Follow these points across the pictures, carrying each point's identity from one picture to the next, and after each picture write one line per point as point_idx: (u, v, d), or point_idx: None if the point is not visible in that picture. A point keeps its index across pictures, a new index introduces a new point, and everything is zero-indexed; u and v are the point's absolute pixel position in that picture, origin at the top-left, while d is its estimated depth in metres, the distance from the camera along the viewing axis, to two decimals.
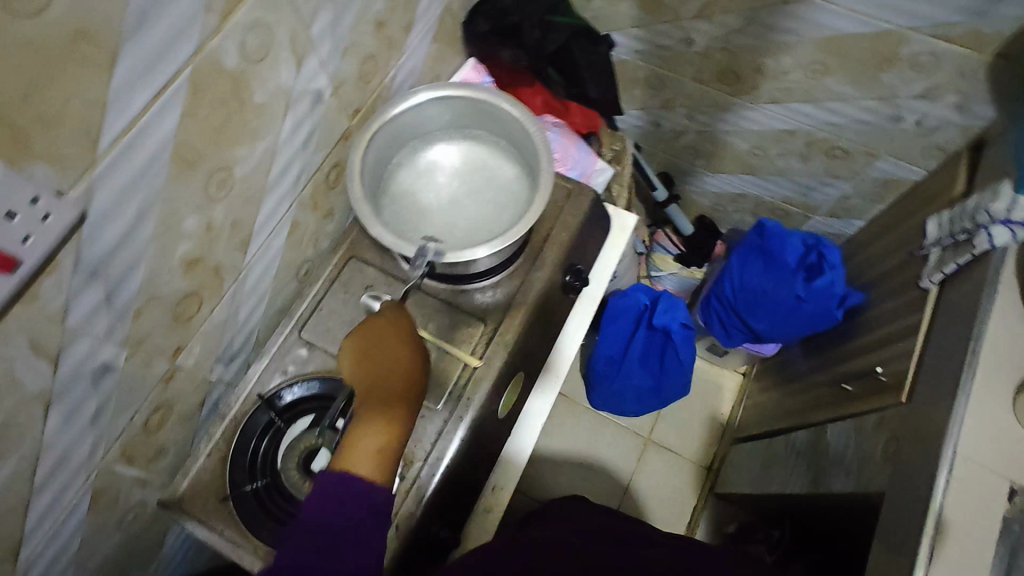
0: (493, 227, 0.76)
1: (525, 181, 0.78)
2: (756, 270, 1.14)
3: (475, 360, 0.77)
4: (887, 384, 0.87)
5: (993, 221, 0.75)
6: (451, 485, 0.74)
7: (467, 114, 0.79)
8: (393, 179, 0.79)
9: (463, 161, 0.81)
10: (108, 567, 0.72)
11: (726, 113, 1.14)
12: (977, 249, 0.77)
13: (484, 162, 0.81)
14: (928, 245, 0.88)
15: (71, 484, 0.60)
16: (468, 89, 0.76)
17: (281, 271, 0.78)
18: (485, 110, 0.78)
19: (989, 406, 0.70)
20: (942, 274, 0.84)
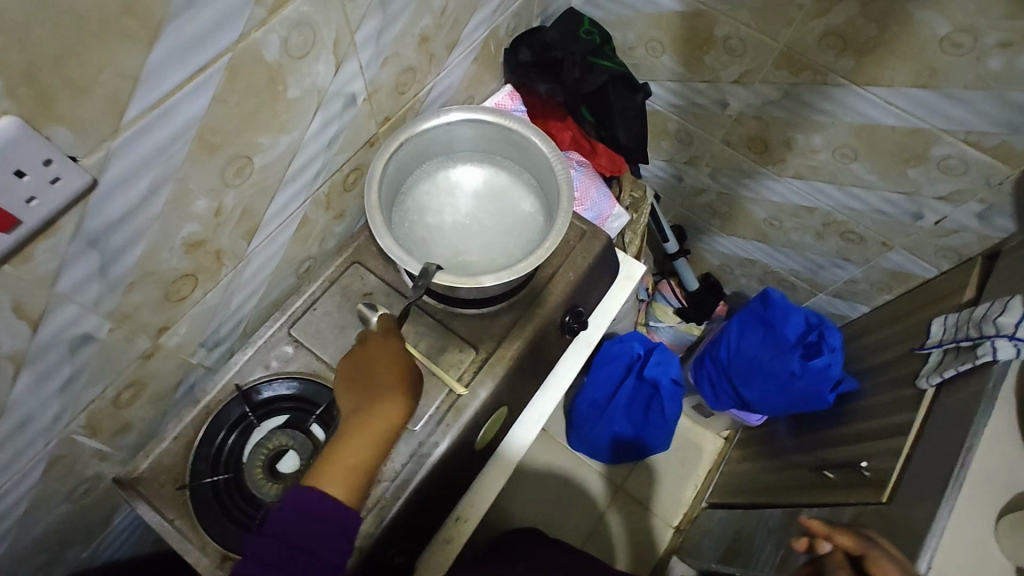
0: (501, 258, 0.75)
1: (542, 217, 0.78)
2: (755, 339, 1.13)
3: (460, 388, 0.76)
4: (869, 479, 0.85)
5: (1000, 333, 0.73)
6: (414, 512, 0.72)
7: (496, 140, 0.79)
8: (411, 192, 0.78)
9: (483, 186, 0.80)
10: (49, 538, 0.70)
11: (749, 180, 1.15)
12: (979, 359, 0.75)
13: (504, 191, 0.80)
14: (931, 344, 0.86)
15: (28, 449, 0.58)
16: (501, 117, 0.76)
17: (282, 264, 0.77)
18: (514, 139, 0.77)
19: (969, 523, 0.69)
20: (940, 377, 0.81)
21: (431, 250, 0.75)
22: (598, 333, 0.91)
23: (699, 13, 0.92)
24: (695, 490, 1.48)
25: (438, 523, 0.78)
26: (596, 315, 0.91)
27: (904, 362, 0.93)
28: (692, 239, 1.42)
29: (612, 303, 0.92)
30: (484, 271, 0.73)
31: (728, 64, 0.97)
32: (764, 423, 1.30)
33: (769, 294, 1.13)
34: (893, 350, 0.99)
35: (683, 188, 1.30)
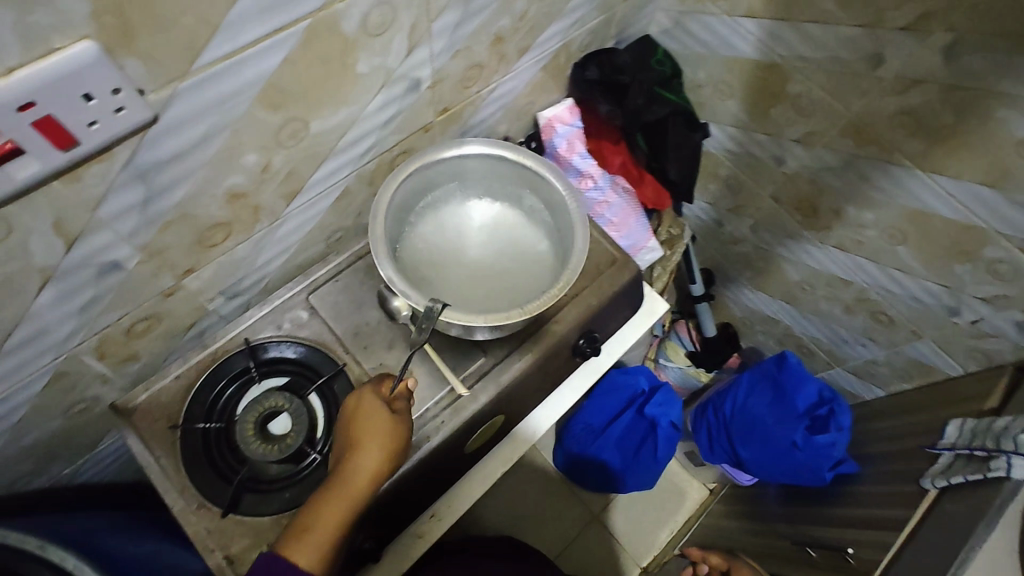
0: (515, 296, 0.74)
1: (557, 254, 0.76)
2: (763, 400, 1.12)
3: (463, 388, 0.75)
4: (853, 568, 0.84)
5: (1018, 451, 0.70)
6: (392, 501, 0.72)
7: (507, 174, 0.78)
8: (419, 226, 0.77)
9: (493, 222, 0.79)
10: (38, 449, 0.71)
11: (789, 240, 1.13)
12: (991, 472, 0.72)
13: (516, 228, 0.79)
14: (944, 447, 0.83)
15: (37, 361, 0.59)
16: (514, 152, 0.75)
17: (315, 230, 0.78)
18: (527, 172, 0.76)
19: None
20: (946, 481, 0.78)
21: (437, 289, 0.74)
22: (609, 361, 0.90)
23: (775, 65, 0.91)
24: (671, 535, 1.46)
25: (413, 517, 0.78)
26: (610, 343, 0.90)
27: (911, 457, 0.90)
28: (719, 286, 1.40)
29: (629, 334, 0.91)
30: (493, 312, 0.72)
31: (794, 122, 0.95)
32: (754, 485, 1.28)
33: (786, 357, 1.11)
34: (901, 441, 0.96)
35: (721, 233, 1.28)
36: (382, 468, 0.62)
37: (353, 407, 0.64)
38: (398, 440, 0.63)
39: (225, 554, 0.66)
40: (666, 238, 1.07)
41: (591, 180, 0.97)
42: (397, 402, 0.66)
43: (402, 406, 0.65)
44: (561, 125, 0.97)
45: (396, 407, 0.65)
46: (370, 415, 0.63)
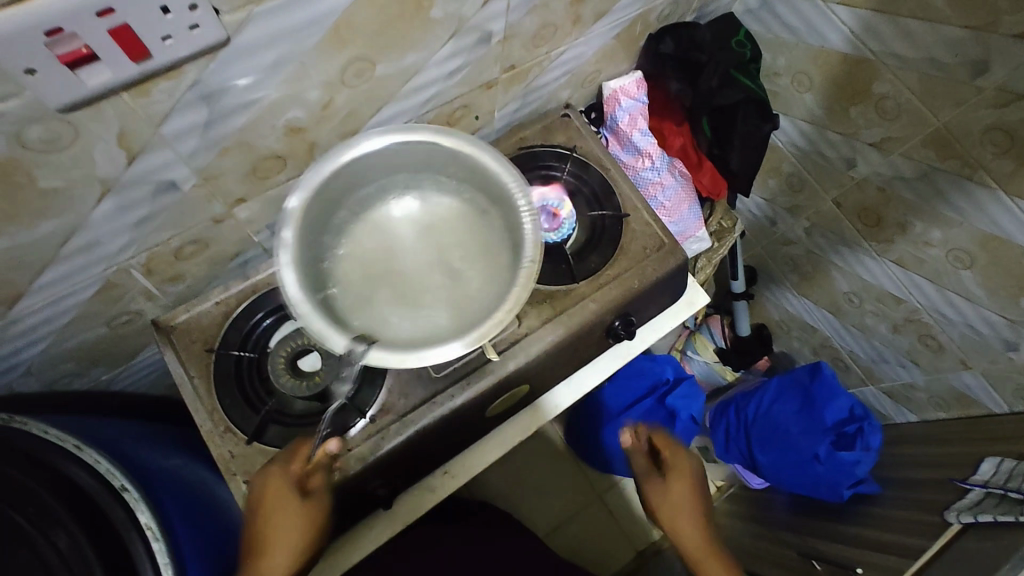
0: (466, 309, 0.64)
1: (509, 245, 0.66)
2: (789, 407, 1.09)
3: (493, 352, 0.75)
4: None
5: None
6: (410, 452, 0.72)
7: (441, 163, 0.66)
8: (348, 233, 0.66)
9: (433, 220, 0.68)
10: (81, 353, 0.73)
11: (845, 248, 1.08)
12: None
13: (459, 222, 0.68)
14: (975, 483, 0.80)
15: (89, 270, 0.60)
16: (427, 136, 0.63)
17: None
18: (465, 161, 0.65)
19: None
20: (972, 517, 0.76)
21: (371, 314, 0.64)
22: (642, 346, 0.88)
23: (864, 62, 0.85)
24: None
25: (427, 470, 0.79)
26: (645, 330, 0.88)
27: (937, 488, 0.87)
28: (761, 286, 1.36)
29: (665, 321, 0.89)
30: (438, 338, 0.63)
31: (873, 125, 0.90)
32: (764, 489, 1.26)
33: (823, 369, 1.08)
34: (929, 472, 0.93)
35: (773, 232, 1.23)
36: (301, 554, 0.63)
37: (258, 498, 0.63)
38: (315, 525, 0.64)
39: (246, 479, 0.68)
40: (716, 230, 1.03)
41: (649, 160, 0.93)
42: (313, 479, 0.65)
43: (320, 483, 0.65)
44: (626, 99, 0.92)
45: (313, 485, 0.65)
46: (278, 507, 0.63)
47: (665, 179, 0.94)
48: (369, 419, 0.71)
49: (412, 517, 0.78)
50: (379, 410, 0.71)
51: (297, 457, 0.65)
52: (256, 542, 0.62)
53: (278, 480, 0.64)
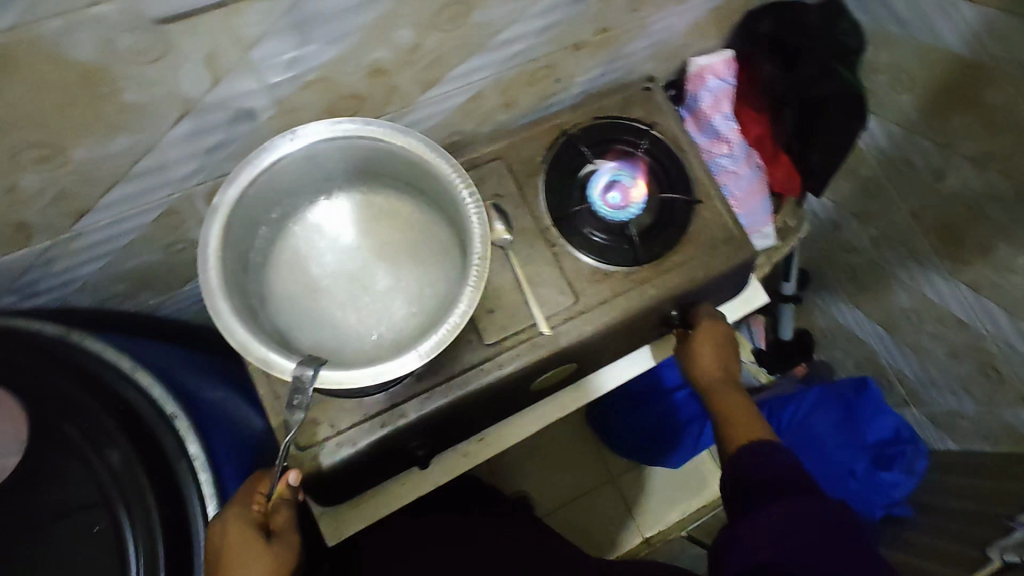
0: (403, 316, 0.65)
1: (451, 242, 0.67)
2: (829, 420, 1.04)
3: (544, 327, 0.73)
4: None
5: None
6: (451, 416, 0.72)
7: (374, 160, 0.64)
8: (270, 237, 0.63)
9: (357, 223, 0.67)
10: (134, 276, 0.73)
11: (913, 263, 1.03)
12: None
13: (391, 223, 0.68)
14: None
15: (155, 193, 0.59)
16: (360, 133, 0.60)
17: (435, 128, 0.74)
18: (394, 161, 0.64)
19: None
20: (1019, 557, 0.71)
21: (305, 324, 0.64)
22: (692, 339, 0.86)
23: (978, 66, 0.79)
24: (680, 518, 1.43)
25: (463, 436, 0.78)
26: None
27: (976, 522, 0.84)
28: (811, 291, 1.32)
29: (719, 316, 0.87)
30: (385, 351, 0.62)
31: (974, 136, 0.83)
32: None
33: (869, 385, 1.04)
34: (968, 503, 0.90)
35: (836, 237, 1.18)
36: None
37: (216, 545, 0.52)
38: (285, 569, 0.54)
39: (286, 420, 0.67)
40: (782, 228, 0.99)
41: (726, 146, 0.88)
42: (276, 517, 0.56)
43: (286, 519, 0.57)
44: (713, 78, 0.86)
45: (277, 524, 0.56)
46: (243, 551, 0.52)
47: (741, 169, 0.89)
48: (415, 378, 0.70)
49: (442, 480, 0.78)
50: (426, 369, 0.70)
51: (257, 494, 0.56)
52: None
53: (240, 521, 0.54)
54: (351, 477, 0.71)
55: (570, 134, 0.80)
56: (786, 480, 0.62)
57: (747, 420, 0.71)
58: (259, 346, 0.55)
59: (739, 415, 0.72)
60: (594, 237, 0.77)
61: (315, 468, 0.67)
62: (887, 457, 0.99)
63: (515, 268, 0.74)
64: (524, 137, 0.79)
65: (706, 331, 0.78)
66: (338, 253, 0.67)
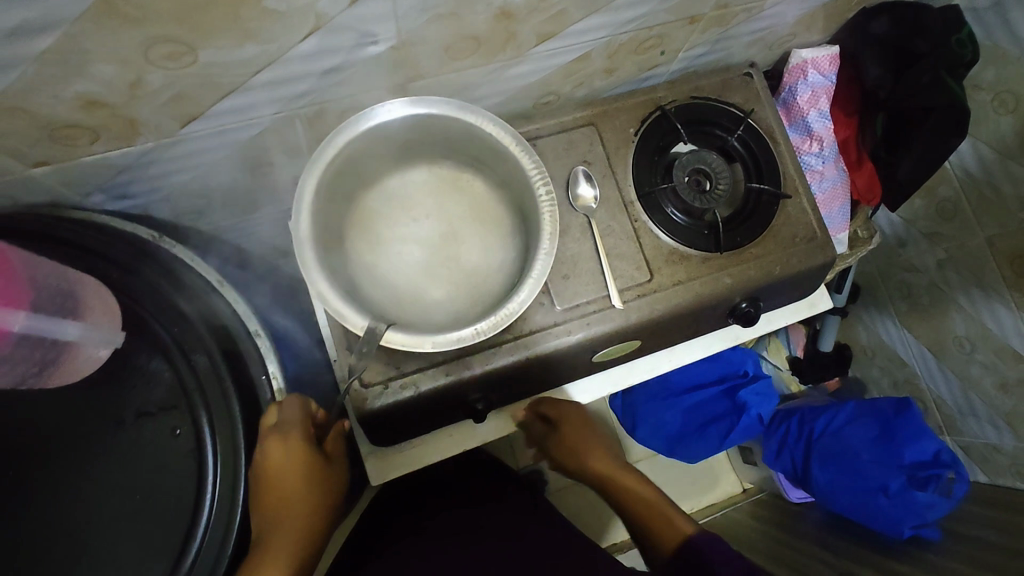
0: (474, 295, 0.63)
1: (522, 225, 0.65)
2: (865, 435, 1.06)
3: (617, 300, 0.72)
4: None
5: None
6: (513, 375, 0.72)
7: (451, 136, 0.61)
8: (355, 203, 0.62)
9: (437, 197, 0.65)
10: (214, 193, 0.72)
11: (978, 291, 1.01)
12: None
13: (467, 203, 0.66)
14: None
15: (261, 109, 0.58)
16: (440, 107, 0.58)
17: (536, 84, 0.72)
18: (471, 138, 0.61)
19: None
20: None
21: (380, 286, 0.62)
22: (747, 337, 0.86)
23: None
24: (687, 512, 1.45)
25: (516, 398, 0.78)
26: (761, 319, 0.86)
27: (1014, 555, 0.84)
28: (859, 306, 1.30)
29: (782, 316, 0.86)
30: (455, 323, 0.61)
31: None
32: (801, 506, 1.24)
33: (913, 409, 1.03)
34: (1003, 536, 0.89)
35: (898, 255, 1.16)
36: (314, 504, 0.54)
37: (271, 458, 0.52)
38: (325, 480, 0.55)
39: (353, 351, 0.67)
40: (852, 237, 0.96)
41: (817, 144, 0.85)
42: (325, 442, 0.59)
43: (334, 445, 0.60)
44: (814, 73, 0.84)
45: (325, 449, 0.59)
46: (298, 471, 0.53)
47: (827, 170, 0.87)
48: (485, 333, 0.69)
49: (490, 438, 0.79)
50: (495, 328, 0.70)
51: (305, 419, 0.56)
52: (274, 508, 0.51)
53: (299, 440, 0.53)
54: (406, 420, 0.71)
55: (666, 111, 0.78)
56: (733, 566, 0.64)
57: (656, 504, 0.75)
58: (335, 300, 0.55)
59: (651, 504, 0.75)
60: (674, 218, 0.76)
61: (376, 405, 0.67)
62: (923, 479, 0.98)
63: (595, 238, 0.73)
64: (619, 108, 0.78)
65: (568, 438, 0.83)
66: (423, 228, 0.65)
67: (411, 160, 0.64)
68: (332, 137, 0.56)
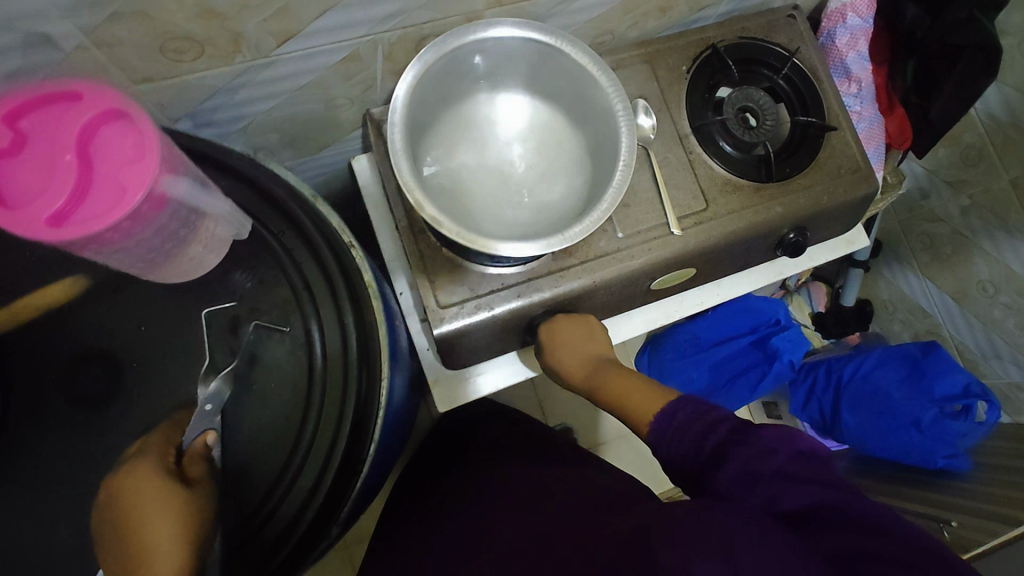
0: (548, 207, 0.66)
1: (589, 143, 0.68)
2: (894, 376, 1.10)
3: (675, 227, 0.75)
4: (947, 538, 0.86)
5: None
6: (577, 299, 0.75)
7: (525, 58, 0.64)
8: (432, 126, 0.65)
9: (507, 119, 0.68)
10: (287, 127, 0.74)
11: (1002, 233, 1.06)
12: None
13: (534, 124, 0.69)
14: None
15: (352, 29, 0.60)
16: (523, 28, 0.60)
17: (597, 20, 0.76)
18: (545, 60, 0.63)
19: None
20: None
21: (461, 204, 0.65)
22: (790, 268, 0.89)
23: None
24: None
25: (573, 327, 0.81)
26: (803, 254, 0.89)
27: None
28: (880, 261, 1.35)
29: (823, 253, 0.90)
30: (537, 233, 0.64)
31: None
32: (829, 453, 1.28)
33: (940, 350, 1.07)
34: None
35: (920, 205, 1.21)
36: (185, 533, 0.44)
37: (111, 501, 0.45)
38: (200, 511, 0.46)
39: (430, 277, 0.70)
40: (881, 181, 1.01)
41: (855, 85, 0.89)
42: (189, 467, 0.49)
43: (203, 470, 0.49)
44: (853, 16, 0.87)
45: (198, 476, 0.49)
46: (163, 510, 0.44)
47: (865, 111, 0.90)
48: (552, 258, 0.72)
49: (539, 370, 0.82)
50: (561, 252, 0.73)
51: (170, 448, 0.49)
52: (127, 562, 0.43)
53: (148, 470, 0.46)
54: (477, 342, 0.74)
55: (717, 49, 0.81)
56: (690, 441, 0.54)
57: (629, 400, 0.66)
58: (431, 210, 0.58)
59: (626, 390, 0.67)
60: (726, 149, 0.79)
61: (453, 325, 0.70)
62: (953, 411, 1.03)
63: (654, 168, 0.77)
64: (670, 45, 0.81)
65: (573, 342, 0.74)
66: (494, 149, 0.68)
67: (482, 84, 0.67)
68: (421, 56, 0.58)
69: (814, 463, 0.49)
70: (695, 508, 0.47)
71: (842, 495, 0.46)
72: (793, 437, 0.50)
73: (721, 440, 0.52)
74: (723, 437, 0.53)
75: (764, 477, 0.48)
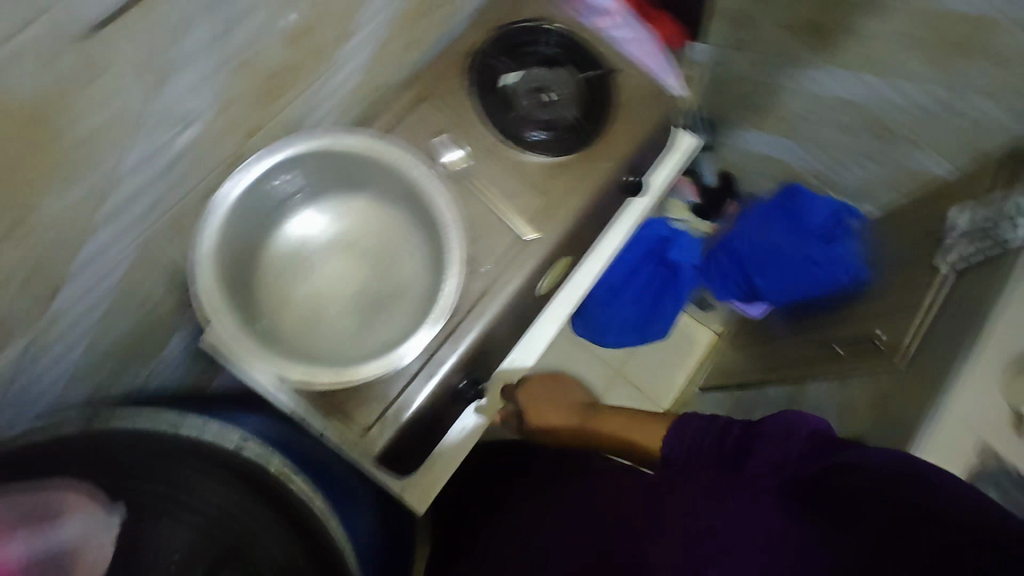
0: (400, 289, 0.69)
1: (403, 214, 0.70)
2: (779, 230, 1.20)
3: (529, 233, 0.77)
4: (883, 347, 0.94)
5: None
6: (483, 345, 0.75)
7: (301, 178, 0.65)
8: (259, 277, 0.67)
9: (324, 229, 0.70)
10: (117, 350, 0.68)
11: (793, 67, 1.14)
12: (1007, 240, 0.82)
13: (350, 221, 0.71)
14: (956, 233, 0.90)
15: (118, 242, 0.55)
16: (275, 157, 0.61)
17: (355, 88, 0.74)
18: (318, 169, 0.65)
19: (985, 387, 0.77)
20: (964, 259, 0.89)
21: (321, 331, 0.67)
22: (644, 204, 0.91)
23: None
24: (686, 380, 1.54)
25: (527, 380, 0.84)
26: (650, 182, 0.93)
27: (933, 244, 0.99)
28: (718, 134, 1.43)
29: (665, 171, 0.94)
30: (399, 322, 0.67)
31: None
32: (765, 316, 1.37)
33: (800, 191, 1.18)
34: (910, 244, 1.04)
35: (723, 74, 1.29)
36: None
37: None
38: None
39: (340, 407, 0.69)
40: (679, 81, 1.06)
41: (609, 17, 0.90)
42: None
43: None
44: None
45: None
46: None
47: (633, 34, 0.90)
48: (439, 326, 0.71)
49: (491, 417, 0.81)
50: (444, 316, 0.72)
51: None
52: None
53: None
54: (418, 436, 0.73)
55: (477, 52, 0.82)
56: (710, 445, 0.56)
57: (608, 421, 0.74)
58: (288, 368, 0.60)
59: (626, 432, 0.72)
60: (534, 138, 0.80)
61: (385, 439, 0.68)
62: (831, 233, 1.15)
63: (483, 191, 0.77)
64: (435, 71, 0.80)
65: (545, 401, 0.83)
66: (327, 262, 0.70)
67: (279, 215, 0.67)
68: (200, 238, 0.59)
69: (834, 437, 0.52)
70: (708, 487, 0.54)
71: (853, 447, 0.50)
72: (803, 420, 0.53)
73: (741, 432, 0.55)
74: (741, 431, 0.55)
75: (792, 459, 0.51)
